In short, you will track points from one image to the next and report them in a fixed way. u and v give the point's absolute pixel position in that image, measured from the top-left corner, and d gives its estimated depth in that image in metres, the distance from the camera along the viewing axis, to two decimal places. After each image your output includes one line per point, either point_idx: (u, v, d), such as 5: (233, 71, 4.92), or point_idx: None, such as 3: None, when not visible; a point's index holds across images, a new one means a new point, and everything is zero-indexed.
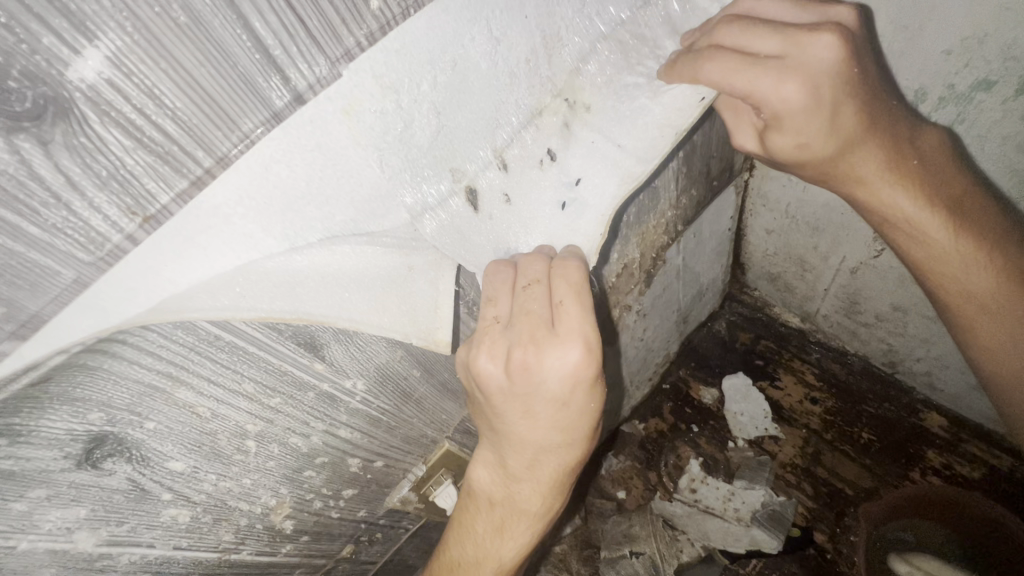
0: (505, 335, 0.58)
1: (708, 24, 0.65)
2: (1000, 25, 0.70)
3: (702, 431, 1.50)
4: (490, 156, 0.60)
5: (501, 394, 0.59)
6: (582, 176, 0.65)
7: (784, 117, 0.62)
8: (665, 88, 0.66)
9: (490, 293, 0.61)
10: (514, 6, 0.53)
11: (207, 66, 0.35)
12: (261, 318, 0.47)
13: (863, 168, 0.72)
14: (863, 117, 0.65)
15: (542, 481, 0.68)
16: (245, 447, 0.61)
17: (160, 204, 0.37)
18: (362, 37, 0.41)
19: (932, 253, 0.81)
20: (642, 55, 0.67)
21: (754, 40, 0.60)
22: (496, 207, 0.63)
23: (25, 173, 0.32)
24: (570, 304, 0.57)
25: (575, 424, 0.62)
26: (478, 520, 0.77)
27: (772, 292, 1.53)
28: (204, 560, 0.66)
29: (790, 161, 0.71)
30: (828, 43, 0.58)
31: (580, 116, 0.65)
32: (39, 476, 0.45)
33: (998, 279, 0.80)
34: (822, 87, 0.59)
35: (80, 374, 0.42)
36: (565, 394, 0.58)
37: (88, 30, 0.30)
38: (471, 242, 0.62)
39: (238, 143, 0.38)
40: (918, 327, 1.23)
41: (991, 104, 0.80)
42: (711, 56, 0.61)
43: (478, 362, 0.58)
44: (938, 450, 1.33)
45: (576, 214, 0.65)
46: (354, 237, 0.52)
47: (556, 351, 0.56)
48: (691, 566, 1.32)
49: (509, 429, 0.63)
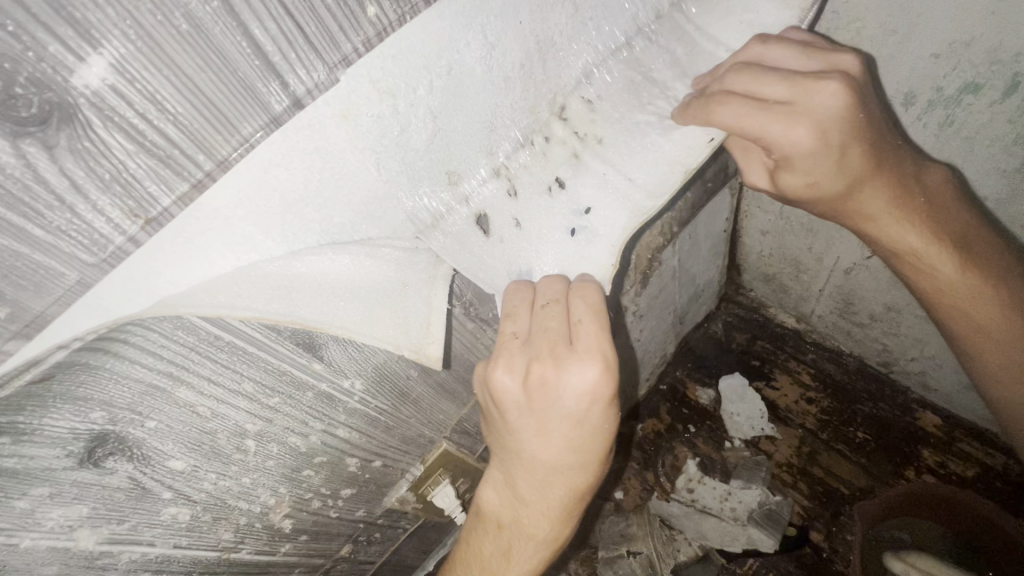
0: (523, 352, 0.60)
1: (717, 70, 0.66)
2: (985, 29, 0.71)
3: (699, 431, 1.52)
4: (501, 181, 0.65)
5: (516, 409, 0.61)
6: (592, 206, 0.66)
7: (794, 158, 0.63)
8: (677, 128, 0.65)
9: (509, 309, 0.62)
10: (508, 11, 0.53)
11: (207, 71, 0.36)
12: (258, 318, 0.47)
13: (871, 204, 0.73)
14: (872, 152, 0.66)
15: (552, 505, 0.69)
16: (244, 446, 0.62)
17: (162, 207, 0.38)
18: (359, 43, 0.42)
19: (938, 282, 0.83)
20: (652, 95, 0.68)
21: (763, 86, 0.60)
22: (506, 231, 0.65)
23: (31, 177, 0.33)
24: (588, 322, 0.59)
25: (590, 446, 0.63)
26: (487, 542, 0.78)
27: (767, 293, 1.54)
28: (204, 559, 0.67)
29: (799, 197, 0.72)
30: (836, 90, 0.59)
31: (592, 147, 0.67)
32: (42, 475, 0.46)
33: (1002, 307, 0.82)
34: (830, 130, 0.60)
35: (83, 373, 0.43)
36: (582, 411, 0.59)
37: (92, 38, 0.31)
38: (485, 265, 0.65)
39: (238, 147, 0.39)
40: (912, 327, 1.24)
41: (979, 107, 0.81)
42: (722, 101, 0.61)
43: (496, 377, 0.60)
44: (932, 449, 1.34)
45: (586, 242, 0.65)
46: (348, 243, 0.54)
47: (573, 369, 0.57)
48: (688, 565, 1.35)
49: (523, 449, 0.64)
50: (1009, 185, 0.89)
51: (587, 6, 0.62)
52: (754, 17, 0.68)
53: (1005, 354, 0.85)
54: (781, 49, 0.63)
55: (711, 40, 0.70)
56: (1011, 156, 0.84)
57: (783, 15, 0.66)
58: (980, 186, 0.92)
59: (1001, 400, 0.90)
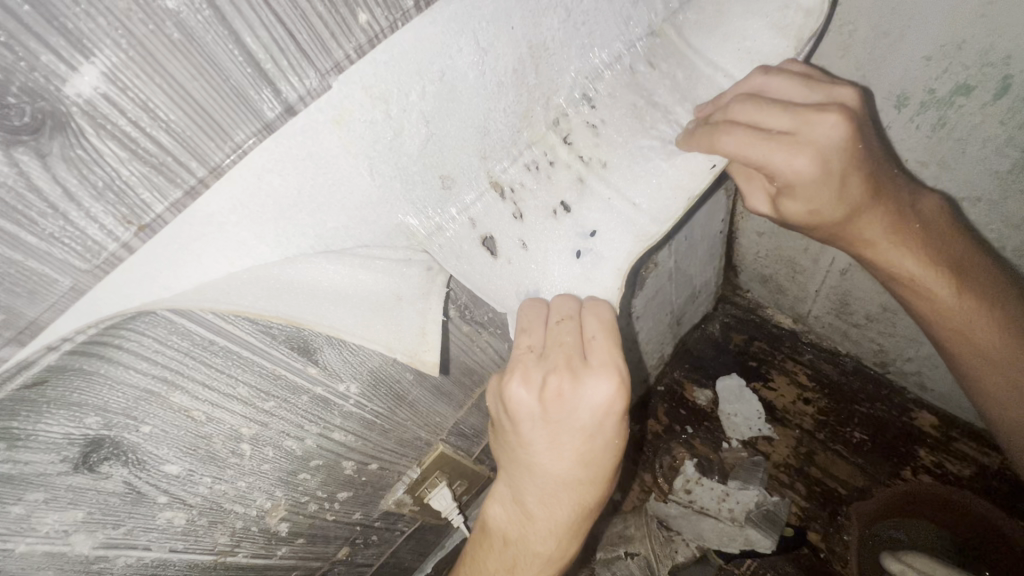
0: (539, 366, 0.63)
1: (720, 99, 0.67)
2: (976, 31, 0.72)
3: (696, 432, 1.53)
4: (507, 205, 0.66)
5: (530, 420, 0.63)
6: (597, 229, 0.67)
7: (796, 186, 0.64)
8: (680, 154, 0.67)
9: (525, 324, 0.65)
10: (503, 14, 0.52)
11: (199, 79, 0.36)
12: (225, 311, 0.47)
13: (871, 231, 0.75)
14: (872, 180, 0.68)
15: (559, 522, 0.71)
16: (239, 450, 0.62)
17: (155, 213, 0.38)
18: (351, 50, 0.42)
19: (937, 307, 0.84)
20: (655, 119, 0.69)
21: (767, 116, 0.62)
22: (513, 252, 0.67)
23: (24, 185, 0.33)
24: (601, 340, 0.62)
25: (599, 460, 0.66)
26: (490, 558, 0.78)
27: (765, 294, 1.53)
28: (200, 562, 0.67)
29: (800, 224, 0.73)
30: (835, 122, 0.60)
31: (596, 171, 0.68)
32: (38, 480, 0.46)
33: (1000, 331, 0.83)
34: (832, 160, 0.62)
35: (78, 378, 0.44)
36: (594, 425, 0.63)
37: (85, 47, 0.31)
38: (495, 287, 0.67)
39: (231, 154, 0.40)
40: (907, 327, 1.23)
41: (971, 109, 0.81)
42: (728, 130, 0.62)
43: (512, 388, 0.62)
44: (929, 449, 1.35)
45: (592, 264, 0.67)
46: (332, 255, 0.53)
47: (588, 383, 0.61)
48: (686, 566, 1.37)
49: (534, 463, 0.66)
50: (1003, 188, 0.89)
51: (579, 11, 0.60)
52: (753, 44, 0.68)
53: (1005, 377, 0.86)
54: (782, 80, 0.64)
55: (710, 65, 0.70)
56: (1003, 158, 0.84)
57: (779, 44, 0.68)
58: (975, 187, 0.92)
59: (1000, 419, 0.90)
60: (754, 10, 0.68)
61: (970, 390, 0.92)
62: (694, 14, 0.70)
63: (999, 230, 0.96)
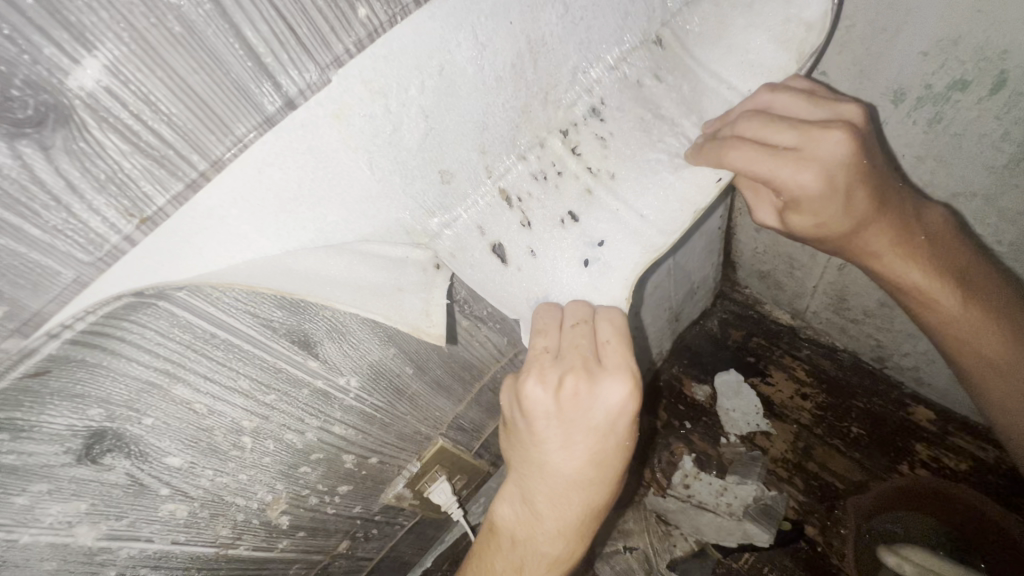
0: (553, 366, 0.64)
1: (727, 116, 0.69)
2: (972, 26, 0.72)
3: (695, 428, 1.54)
4: (514, 212, 0.67)
5: (544, 419, 0.64)
6: (606, 238, 0.69)
7: (804, 200, 0.65)
8: (688, 168, 0.69)
9: (541, 325, 0.65)
10: (501, 11, 0.52)
11: (200, 73, 0.37)
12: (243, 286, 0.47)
13: (878, 241, 0.75)
14: (878, 193, 0.69)
15: (567, 522, 0.71)
16: (241, 443, 0.62)
17: (157, 206, 0.39)
18: (351, 44, 0.42)
19: (941, 315, 0.84)
20: (662, 131, 0.70)
21: (774, 133, 0.63)
22: (522, 260, 0.68)
23: (27, 177, 0.33)
24: (615, 344, 0.64)
25: (609, 462, 0.67)
26: (497, 558, 0.78)
27: (763, 290, 1.53)
28: (202, 554, 0.67)
29: (807, 236, 0.74)
30: (841, 139, 0.62)
31: (604, 182, 0.69)
32: (42, 471, 0.47)
33: (1005, 341, 0.84)
34: (837, 175, 0.63)
35: (81, 370, 0.44)
36: (607, 425, 0.64)
37: (87, 41, 0.32)
38: (505, 293, 0.68)
39: (232, 147, 0.40)
40: (904, 323, 1.23)
41: (967, 103, 0.81)
42: (735, 146, 0.63)
43: (529, 387, 0.63)
44: (927, 443, 1.35)
45: (599, 274, 0.69)
46: (322, 247, 0.53)
47: (603, 385, 0.62)
48: (685, 561, 1.38)
49: (546, 463, 0.67)
50: (1000, 182, 0.89)
51: (578, 6, 0.59)
52: (755, 57, 0.70)
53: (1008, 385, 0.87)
54: (788, 98, 0.66)
55: (713, 77, 0.71)
56: (999, 153, 0.84)
57: (781, 56, 0.69)
58: (972, 180, 0.92)
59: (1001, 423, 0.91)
60: (757, 22, 0.69)
61: (973, 395, 0.93)
62: (697, 20, 0.70)
63: (995, 225, 0.97)
